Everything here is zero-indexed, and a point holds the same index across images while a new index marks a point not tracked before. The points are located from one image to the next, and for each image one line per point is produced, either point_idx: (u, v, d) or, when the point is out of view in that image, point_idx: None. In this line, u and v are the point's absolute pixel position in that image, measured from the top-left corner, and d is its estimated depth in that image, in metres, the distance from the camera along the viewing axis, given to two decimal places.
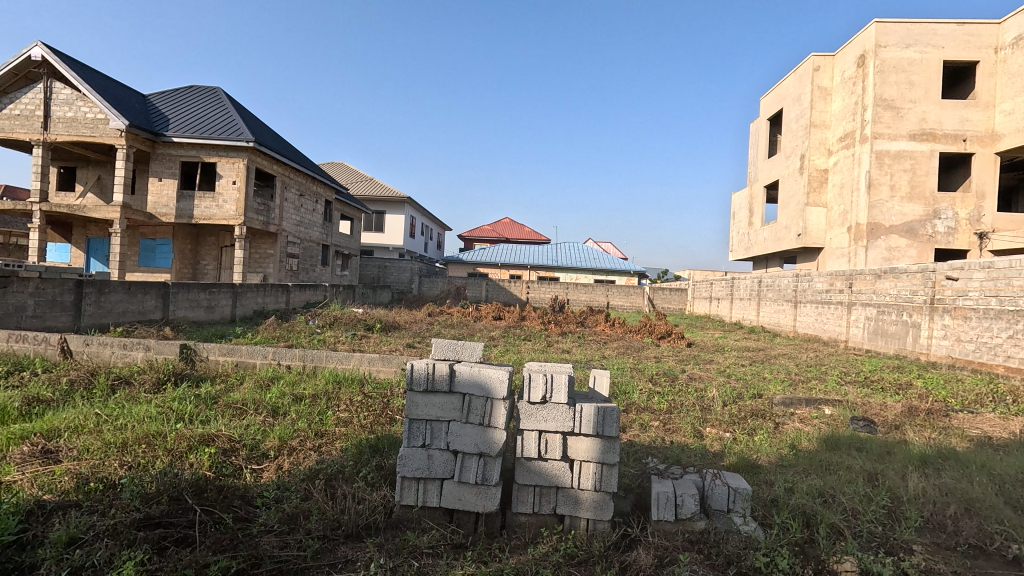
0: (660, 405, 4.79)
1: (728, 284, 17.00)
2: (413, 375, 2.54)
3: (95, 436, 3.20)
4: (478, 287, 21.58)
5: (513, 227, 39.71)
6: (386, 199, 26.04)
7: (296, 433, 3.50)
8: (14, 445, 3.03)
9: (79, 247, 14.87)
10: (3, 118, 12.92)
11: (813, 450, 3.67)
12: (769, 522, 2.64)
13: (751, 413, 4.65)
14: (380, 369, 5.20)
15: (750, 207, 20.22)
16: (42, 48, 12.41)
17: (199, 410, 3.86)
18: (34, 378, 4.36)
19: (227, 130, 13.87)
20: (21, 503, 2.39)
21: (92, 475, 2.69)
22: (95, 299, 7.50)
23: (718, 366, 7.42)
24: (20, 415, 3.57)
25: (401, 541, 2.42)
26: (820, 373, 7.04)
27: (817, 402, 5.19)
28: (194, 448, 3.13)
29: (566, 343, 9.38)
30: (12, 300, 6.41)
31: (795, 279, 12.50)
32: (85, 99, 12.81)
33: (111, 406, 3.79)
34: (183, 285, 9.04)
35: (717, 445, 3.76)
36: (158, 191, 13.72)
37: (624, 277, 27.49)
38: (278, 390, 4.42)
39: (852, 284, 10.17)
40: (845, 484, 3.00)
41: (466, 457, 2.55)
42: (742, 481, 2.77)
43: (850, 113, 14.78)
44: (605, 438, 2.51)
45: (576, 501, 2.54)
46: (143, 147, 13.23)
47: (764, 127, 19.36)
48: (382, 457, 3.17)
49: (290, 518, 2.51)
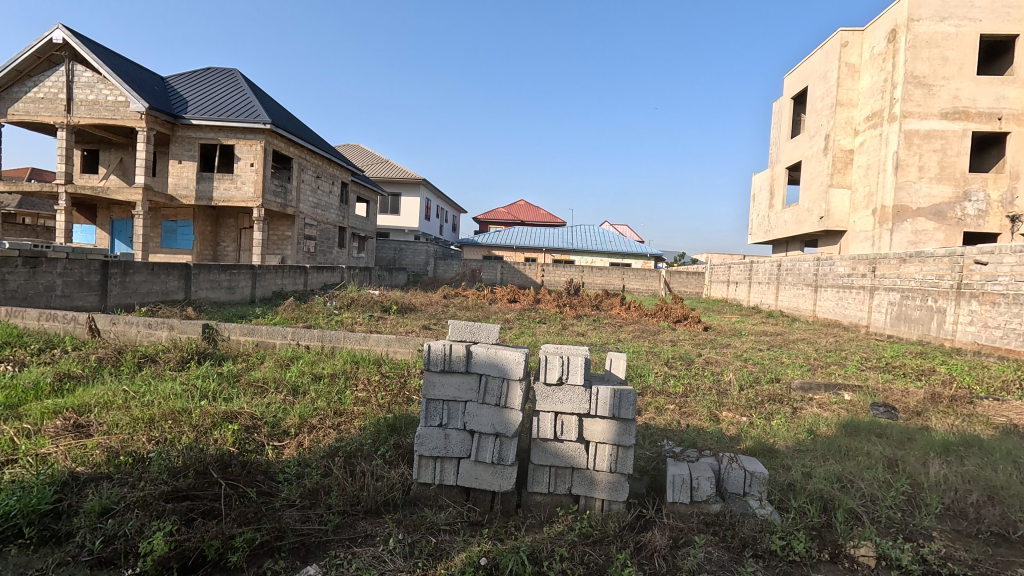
0: (676, 388, 4.78)
1: (747, 268, 16.74)
2: (430, 355, 2.56)
3: (124, 411, 3.30)
4: (493, 270, 21.60)
5: (528, 210, 39.47)
6: (401, 180, 26.03)
7: (316, 411, 3.58)
8: (47, 420, 3.14)
9: (104, 228, 15.23)
10: (28, 101, 13.15)
11: (832, 435, 3.64)
12: (786, 506, 2.63)
13: (768, 397, 4.60)
14: (397, 350, 5.27)
15: (771, 188, 19.75)
16: (63, 31, 12.48)
17: (222, 388, 3.98)
18: (65, 355, 4.51)
19: (244, 111, 13.91)
20: (57, 474, 2.49)
21: (122, 449, 2.78)
22: (120, 279, 7.69)
23: (735, 350, 7.38)
24: (52, 391, 3.69)
25: (419, 517, 2.48)
26: (840, 357, 6.95)
27: (835, 387, 5.12)
28: (217, 424, 3.22)
29: (581, 326, 9.41)
30: (42, 280, 6.61)
31: (815, 263, 12.25)
32: (106, 82, 12.96)
33: (138, 383, 3.90)
34: (204, 267, 9.18)
35: (733, 429, 3.76)
36: (178, 173, 13.90)
37: (639, 260, 27.28)
38: (298, 369, 4.51)
39: (875, 269, 9.94)
40: (864, 469, 2.97)
41: (482, 437, 2.57)
42: (759, 465, 2.76)
43: (878, 90, 14.25)
44: (620, 421, 2.50)
45: (590, 482, 2.56)
46: (163, 129, 13.37)
47: (786, 106, 18.82)
48: (399, 436, 3.23)
49: (310, 493, 2.57)
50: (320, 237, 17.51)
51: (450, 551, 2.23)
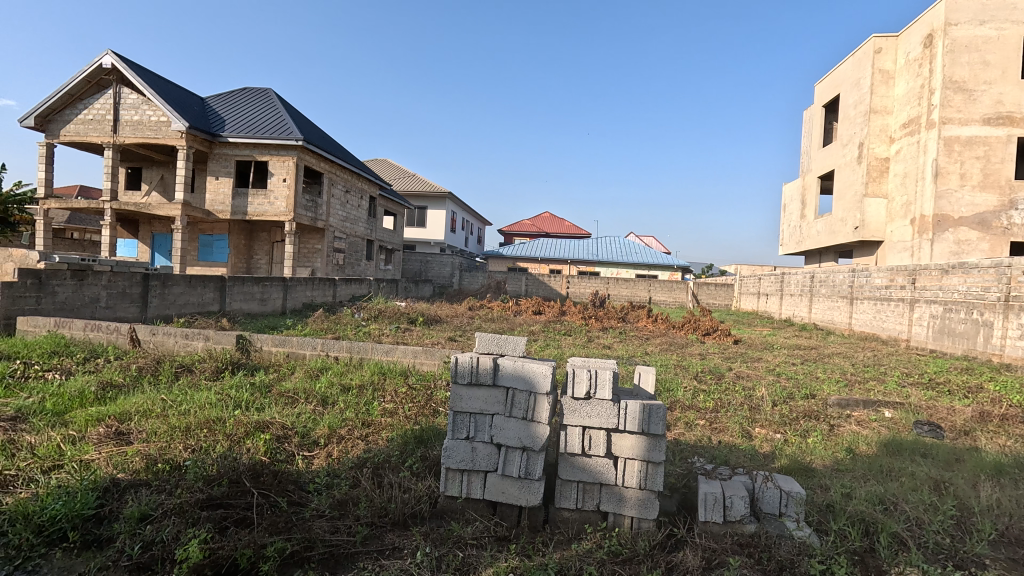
0: (706, 404, 4.66)
1: (778, 279, 16.32)
2: (457, 368, 2.57)
3: (161, 420, 3.41)
4: (518, 282, 21.67)
5: (553, 222, 39.55)
6: (427, 193, 26.43)
7: (345, 421, 3.63)
8: (91, 427, 3.27)
9: (145, 242, 15.90)
10: (78, 123, 13.89)
11: (873, 455, 3.48)
12: (825, 529, 2.52)
13: (803, 414, 4.45)
14: (423, 362, 5.31)
15: (803, 198, 19.29)
16: (112, 56, 13.19)
17: (254, 397, 4.07)
18: (107, 365, 4.70)
19: (278, 129, 14.39)
20: (99, 481, 2.58)
21: (159, 457, 2.86)
22: (160, 291, 8.00)
23: (767, 364, 7.17)
24: (95, 399, 3.84)
25: (446, 531, 2.47)
26: (879, 373, 6.67)
27: (875, 403, 4.91)
28: (250, 434, 3.30)
29: (607, 338, 9.31)
30: (88, 292, 6.90)
31: (850, 274, 11.87)
32: (150, 103, 13.60)
33: (175, 392, 4.03)
34: (238, 279, 9.48)
35: (767, 447, 3.64)
36: (215, 189, 14.46)
37: (666, 272, 26.93)
38: (327, 380, 4.59)
39: (915, 280, 9.56)
40: (909, 491, 2.82)
41: (509, 450, 2.56)
42: (796, 485, 2.65)
43: (915, 97, 13.84)
44: (650, 436, 2.46)
45: (620, 499, 2.51)
46: (201, 147, 13.93)
47: (817, 114, 18.44)
48: (426, 448, 3.23)
49: (339, 503, 2.59)
50: (348, 250, 17.88)
51: (477, 566, 2.21)
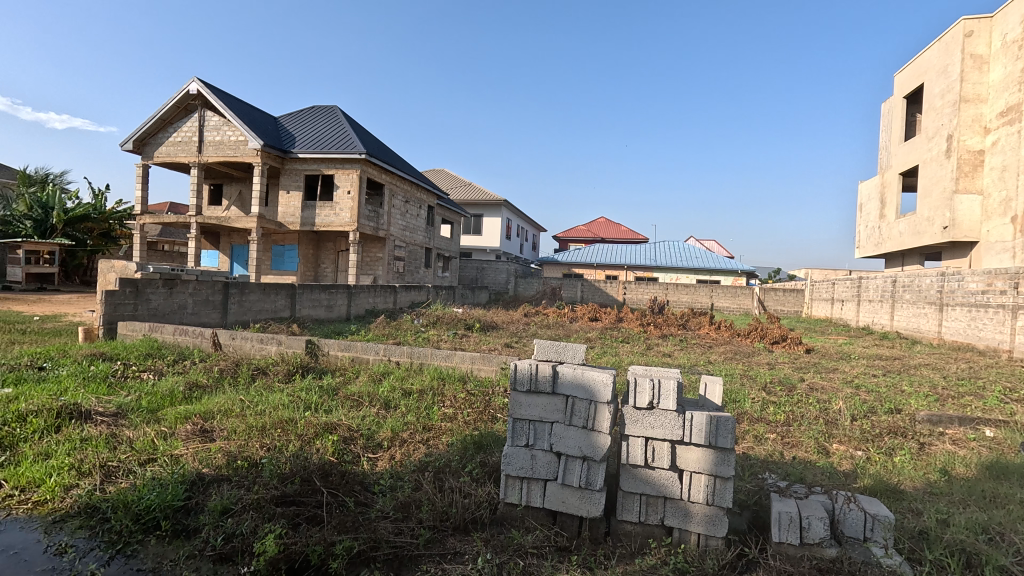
0: (776, 416, 4.40)
1: (854, 284, 15.23)
2: (517, 375, 2.58)
3: (240, 419, 3.65)
4: (573, 288, 21.48)
5: (609, 228, 39.01)
6: (483, 201, 26.84)
7: (406, 425, 3.73)
8: (180, 424, 3.55)
9: (225, 253, 17.14)
10: (168, 145, 15.23)
11: (973, 478, 3.14)
12: (919, 558, 2.30)
13: (887, 430, 4.11)
14: (481, 368, 5.37)
15: (882, 196, 17.94)
16: (197, 83, 14.39)
17: (323, 399, 4.27)
18: (193, 366, 5.09)
19: (343, 144, 15.13)
20: (187, 474, 2.78)
21: (238, 453, 3.06)
22: (238, 298, 8.59)
23: (844, 375, 6.68)
24: (183, 398, 4.17)
25: (506, 538, 2.47)
26: (976, 387, 6.05)
27: (973, 420, 4.45)
28: (319, 434, 3.46)
29: (667, 346, 9.03)
30: (177, 299, 7.51)
31: (940, 278, 10.88)
32: (230, 125, 14.70)
33: (252, 393, 4.30)
34: (307, 286, 10.01)
35: (846, 464, 3.38)
36: (286, 202, 15.39)
37: (729, 277, 25.84)
38: (389, 384, 4.73)
39: (1018, 284, 8.62)
40: (1018, 521, 2.52)
41: (569, 460, 2.52)
42: (883, 508, 2.45)
43: (1014, 82, 12.55)
44: (718, 449, 2.35)
45: (685, 514, 2.41)
46: (275, 163, 14.88)
47: (898, 106, 17.12)
48: (485, 454, 3.25)
49: (403, 506, 2.65)
50: (408, 258, 18.45)
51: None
